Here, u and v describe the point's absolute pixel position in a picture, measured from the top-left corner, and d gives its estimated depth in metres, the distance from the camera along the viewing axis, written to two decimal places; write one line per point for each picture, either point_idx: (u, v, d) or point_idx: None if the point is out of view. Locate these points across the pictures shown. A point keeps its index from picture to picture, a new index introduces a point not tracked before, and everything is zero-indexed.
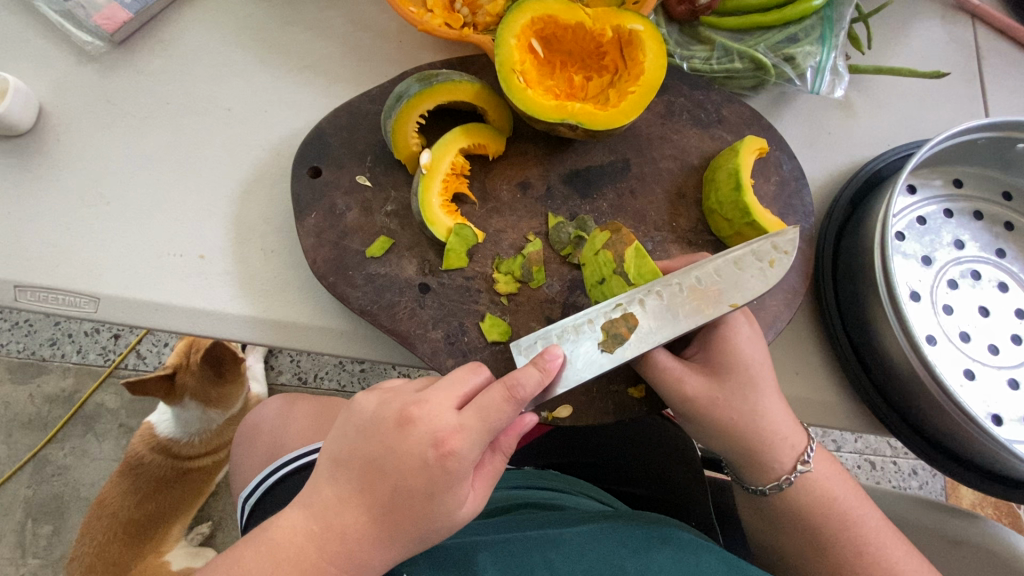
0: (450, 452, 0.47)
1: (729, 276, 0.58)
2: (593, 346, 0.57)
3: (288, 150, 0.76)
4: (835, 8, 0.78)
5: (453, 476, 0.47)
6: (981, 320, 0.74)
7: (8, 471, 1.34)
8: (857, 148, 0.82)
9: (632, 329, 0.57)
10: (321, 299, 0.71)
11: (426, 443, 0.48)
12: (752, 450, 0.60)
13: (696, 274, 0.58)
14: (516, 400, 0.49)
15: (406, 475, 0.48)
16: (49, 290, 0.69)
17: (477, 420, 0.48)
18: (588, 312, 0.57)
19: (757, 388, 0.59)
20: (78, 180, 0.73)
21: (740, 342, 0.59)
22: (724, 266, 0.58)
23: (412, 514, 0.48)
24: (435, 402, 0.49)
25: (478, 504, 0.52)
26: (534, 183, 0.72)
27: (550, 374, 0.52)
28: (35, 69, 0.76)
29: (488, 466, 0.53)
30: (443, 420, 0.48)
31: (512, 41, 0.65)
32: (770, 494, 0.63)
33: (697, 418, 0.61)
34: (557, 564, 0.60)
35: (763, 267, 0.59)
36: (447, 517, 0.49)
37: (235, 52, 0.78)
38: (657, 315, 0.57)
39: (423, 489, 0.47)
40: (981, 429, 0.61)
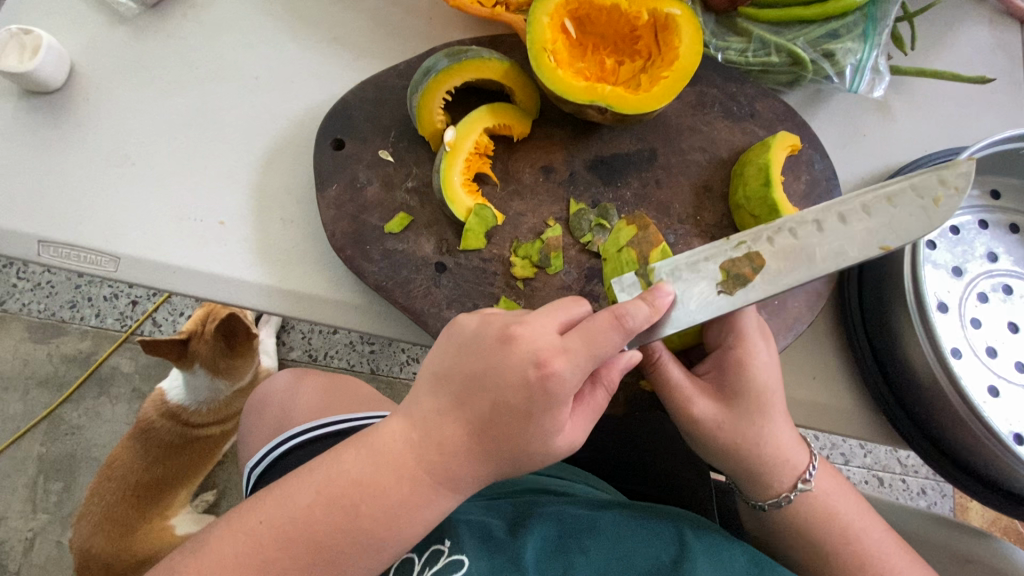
0: (553, 372, 0.47)
1: (877, 216, 0.56)
2: (710, 286, 0.56)
3: (312, 122, 0.75)
4: (881, 4, 0.75)
5: (553, 398, 0.47)
6: (1009, 336, 0.72)
7: (25, 426, 1.37)
8: (892, 152, 0.79)
9: (756, 270, 0.56)
10: (338, 272, 0.71)
11: (527, 362, 0.48)
12: (752, 471, 0.60)
13: (839, 210, 0.56)
14: (623, 328, 0.49)
15: (507, 393, 0.48)
16: (72, 247, 0.70)
17: (581, 343, 0.48)
18: (710, 249, 0.57)
19: (765, 414, 0.58)
20: (105, 140, 0.73)
21: (755, 367, 0.58)
22: (869, 203, 0.56)
23: (507, 435, 0.49)
24: (537, 324, 0.49)
25: (578, 434, 0.52)
26: (558, 167, 0.71)
27: (658, 311, 0.51)
28: (69, 28, 0.76)
29: (591, 400, 0.53)
30: (545, 339, 0.49)
31: (545, 20, 0.64)
32: (768, 510, 0.62)
33: (701, 439, 0.60)
34: (591, 551, 0.60)
35: (925, 206, 0.55)
36: (545, 442, 0.49)
37: (265, 20, 0.78)
38: (785, 255, 0.56)
39: (523, 407, 0.48)
40: (1002, 445, 0.60)
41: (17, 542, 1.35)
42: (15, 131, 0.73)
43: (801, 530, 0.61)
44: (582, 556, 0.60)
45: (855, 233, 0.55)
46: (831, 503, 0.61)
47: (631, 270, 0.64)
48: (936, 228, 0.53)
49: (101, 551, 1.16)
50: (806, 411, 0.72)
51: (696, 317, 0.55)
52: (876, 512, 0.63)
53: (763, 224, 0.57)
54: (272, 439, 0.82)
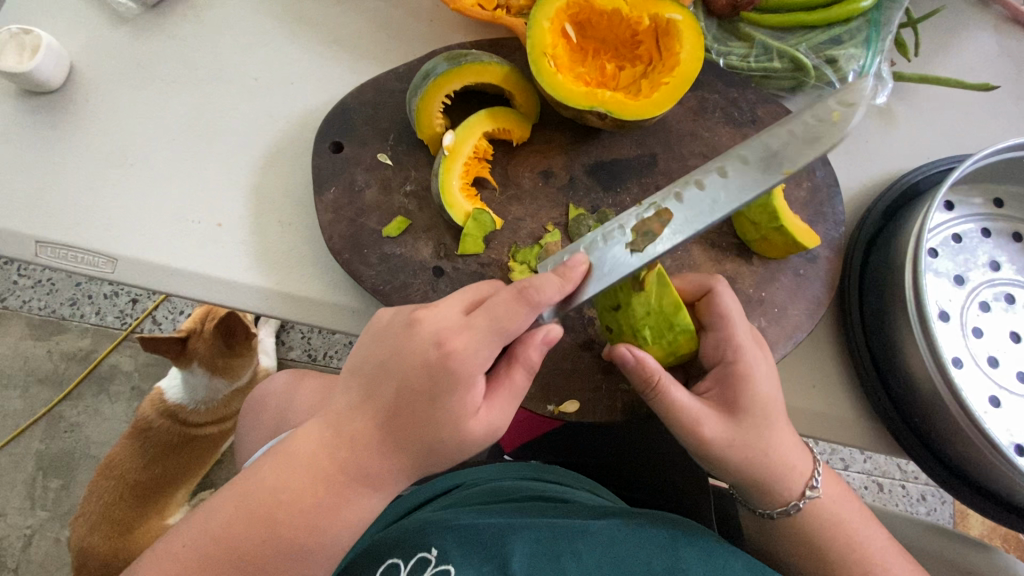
0: (452, 350, 0.47)
1: (780, 146, 0.52)
2: (623, 247, 0.55)
3: (311, 124, 0.75)
4: (885, 10, 0.75)
5: (454, 375, 0.47)
6: (1011, 346, 0.71)
7: (24, 424, 1.38)
8: (894, 159, 0.79)
9: (666, 223, 0.54)
10: (336, 275, 0.71)
11: (428, 342, 0.48)
12: (761, 481, 0.59)
13: (738, 151, 0.54)
14: (529, 300, 0.48)
15: (409, 376, 0.48)
16: (69, 248, 0.70)
17: (483, 320, 0.48)
18: (618, 215, 0.57)
19: (771, 424, 0.58)
20: (104, 140, 0.73)
21: (757, 381, 0.57)
22: (775, 135, 0.53)
23: (415, 420, 0.48)
24: (442, 307, 0.50)
25: (494, 418, 0.50)
26: (557, 172, 0.70)
27: (569, 279, 0.51)
28: (69, 27, 0.76)
29: (509, 381, 0.51)
30: (447, 318, 0.49)
31: (545, 24, 0.63)
32: (778, 518, 0.62)
33: (713, 458, 0.57)
34: (582, 555, 0.61)
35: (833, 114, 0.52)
36: (456, 426, 0.48)
37: (265, 21, 0.78)
38: (697, 204, 0.54)
39: (426, 388, 0.48)
40: (1004, 458, 0.59)
41: (16, 539, 1.35)
42: (15, 130, 0.73)
43: (801, 540, 0.61)
44: (573, 561, 0.60)
45: (752, 169, 0.52)
46: (831, 514, 0.61)
47: (622, 300, 0.60)
48: (840, 139, 0.49)
49: (99, 549, 1.16)
50: (805, 419, 0.72)
51: (610, 278, 0.53)
52: (874, 522, 0.62)
53: (671, 184, 0.57)
54: (269, 440, 0.81)
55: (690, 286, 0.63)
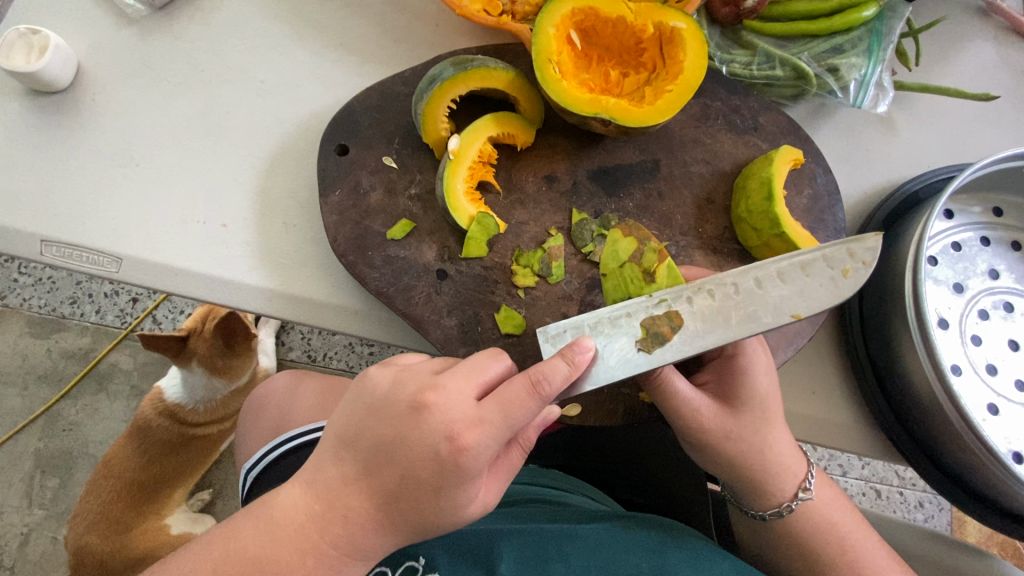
0: (463, 447, 0.45)
1: (792, 282, 0.52)
2: (630, 342, 0.52)
3: (316, 127, 0.76)
4: (886, 20, 0.76)
5: (465, 471, 0.46)
6: (1010, 354, 0.72)
7: (23, 421, 1.38)
8: (895, 167, 0.79)
9: (675, 329, 0.52)
10: (339, 276, 0.71)
11: (439, 436, 0.46)
12: (752, 479, 0.59)
13: (755, 274, 0.53)
14: (539, 396, 0.46)
15: (415, 465, 0.47)
16: (74, 248, 0.70)
17: (497, 414, 0.46)
18: (629, 307, 0.53)
19: (768, 420, 0.58)
20: (110, 140, 0.74)
21: (757, 375, 0.57)
22: (788, 269, 0.52)
23: (415, 504, 0.48)
24: (454, 388, 0.48)
25: (491, 498, 0.51)
26: (561, 177, 0.71)
27: (578, 369, 0.48)
28: (77, 28, 0.77)
29: (506, 460, 0.52)
30: (460, 409, 0.47)
31: (550, 31, 0.64)
32: (769, 520, 0.62)
33: (707, 448, 0.58)
34: (572, 558, 0.61)
35: (834, 276, 0.51)
36: (455, 513, 0.48)
37: (271, 24, 0.78)
38: (705, 316, 0.52)
39: (432, 480, 0.46)
40: (1002, 465, 0.59)
41: (13, 538, 1.35)
42: (21, 130, 0.73)
43: (800, 544, 0.61)
44: (562, 563, 0.60)
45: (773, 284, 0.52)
46: (826, 518, 0.61)
47: (635, 291, 0.61)
48: (844, 299, 0.50)
49: (97, 548, 1.17)
50: (804, 425, 0.72)
51: (616, 373, 0.51)
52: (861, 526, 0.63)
53: (685, 283, 0.54)
54: (269, 441, 0.82)
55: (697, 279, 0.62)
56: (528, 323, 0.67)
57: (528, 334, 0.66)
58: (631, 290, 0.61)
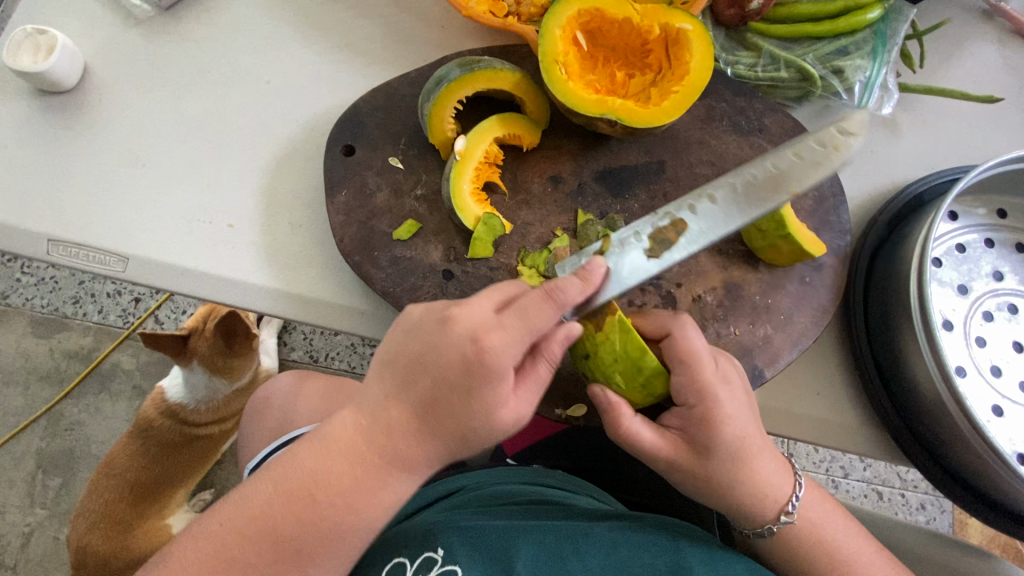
0: (487, 346, 0.46)
1: (780, 172, 0.63)
2: (640, 254, 0.61)
3: (322, 127, 0.76)
4: (891, 22, 0.77)
5: (490, 370, 0.46)
6: (1014, 356, 0.72)
7: (25, 421, 1.38)
8: (899, 169, 0.79)
9: (679, 234, 0.62)
10: (345, 277, 0.71)
11: (462, 339, 0.47)
12: (733, 512, 0.60)
13: (745, 176, 0.64)
14: (556, 301, 0.49)
15: (443, 370, 0.48)
16: (81, 247, 0.70)
17: (516, 321, 0.48)
18: (635, 226, 0.63)
19: (741, 461, 0.57)
20: (117, 140, 0.74)
21: (722, 424, 0.55)
22: (783, 158, 0.64)
23: (449, 410, 0.48)
24: (473, 305, 0.49)
25: (522, 409, 0.49)
26: (566, 178, 0.71)
27: (591, 283, 0.53)
28: (83, 29, 0.77)
29: (535, 372, 0.50)
30: (480, 317, 0.49)
31: (557, 32, 0.64)
32: (758, 536, 0.63)
33: (681, 485, 0.60)
34: (587, 556, 0.62)
35: (822, 155, 0.63)
36: (487, 414, 0.47)
37: (277, 25, 0.79)
38: (707, 216, 0.62)
39: (460, 381, 0.47)
40: (1006, 466, 0.59)
41: (15, 537, 1.35)
42: (27, 130, 0.73)
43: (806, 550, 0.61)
44: (578, 561, 0.61)
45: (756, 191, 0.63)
46: (832, 520, 0.61)
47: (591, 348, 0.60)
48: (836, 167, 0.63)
49: (99, 547, 1.17)
50: (808, 426, 0.72)
51: (628, 282, 0.59)
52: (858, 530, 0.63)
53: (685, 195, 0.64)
54: (273, 441, 0.82)
55: (652, 325, 0.61)
56: None
57: None
58: (588, 350, 0.60)
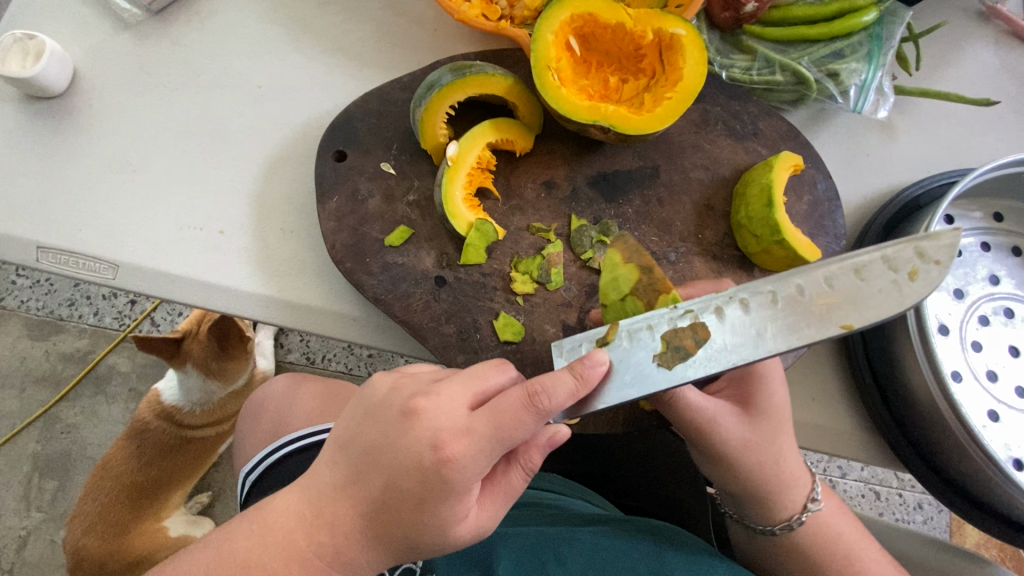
0: (448, 457, 0.44)
1: (845, 289, 0.47)
2: (648, 357, 0.51)
3: (314, 132, 0.75)
4: (887, 26, 0.77)
5: (450, 485, 0.44)
6: (1010, 361, 0.72)
7: (20, 424, 1.37)
8: (895, 172, 0.79)
9: (699, 343, 0.50)
10: (337, 283, 0.70)
11: (425, 443, 0.45)
12: (766, 492, 0.59)
13: (798, 281, 0.49)
14: (536, 409, 0.45)
15: (401, 472, 0.45)
16: (70, 254, 0.70)
17: (487, 425, 0.45)
18: (650, 317, 0.53)
19: (783, 428, 0.58)
20: (107, 146, 0.73)
21: (774, 382, 0.58)
22: (837, 277, 0.48)
23: (401, 522, 0.47)
24: (446, 396, 0.47)
25: (483, 523, 0.49)
26: (559, 183, 0.71)
27: (585, 386, 0.47)
28: (73, 32, 0.76)
29: (504, 480, 0.50)
30: (450, 418, 0.46)
31: (549, 37, 0.63)
32: (780, 534, 0.61)
33: (725, 461, 0.58)
34: (568, 560, 0.61)
35: (898, 280, 0.46)
36: (441, 533, 0.47)
37: (268, 28, 0.78)
38: (738, 328, 0.50)
39: (416, 491, 0.45)
40: (1000, 472, 0.59)
41: (11, 540, 1.35)
42: (18, 134, 0.73)
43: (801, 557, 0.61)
44: (558, 564, 0.61)
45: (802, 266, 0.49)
46: (827, 529, 0.61)
47: None
48: (907, 306, 0.45)
49: (92, 552, 1.17)
50: (804, 432, 0.72)
51: (629, 388, 0.50)
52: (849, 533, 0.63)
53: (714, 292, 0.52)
54: (267, 446, 0.81)
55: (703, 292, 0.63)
56: (527, 330, 0.66)
57: (527, 341, 0.66)
58: None
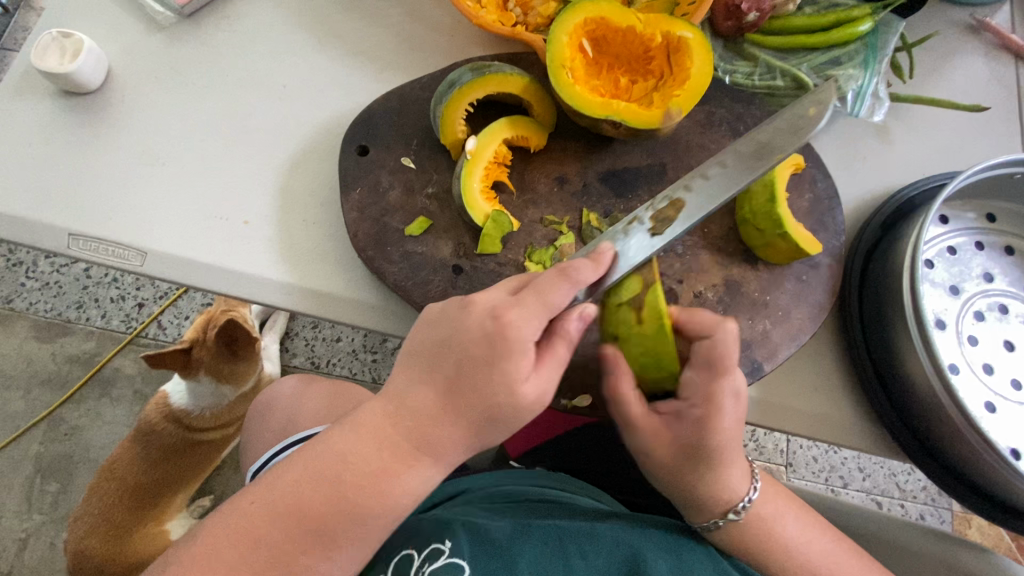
0: (509, 320, 0.49)
1: (768, 150, 0.64)
2: (643, 233, 0.62)
3: (335, 128, 0.79)
4: (881, 35, 0.81)
5: (509, 343, 0.48)
6: (1005, 354, 0.74)
7: (25, 425, 1.38)
8: (892, 174, 0.82)
9: (677, 211, 0.63)
10: (357, 273, 0.73)
11: (483, 317, 0.50)
12: (684, 501, 0.61)
13: (724, 160, 0.65)
14: (569, 279, 0.52)
15: (468, 347, 0.50)
16: (101, 241, 0.72)
17: (533, 296, 0.50)
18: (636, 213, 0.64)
19: (712, 466, 0.57)
20: (136, 140, 0.76)
21: (714, 428, 0.55)
22: (760, 165, 0.64)
23: (473, 388, 0.49)
24: (489, 292, 0.53)
25: (541, 385, 0.50)
26: (571, 178, 0.74)
27: (602, 266, 0.55)
28: (105, 34, 0.80)
29: (554, 352, 0.51)
30: (498, 296, 0.52)
31: (564, 38, 0.67)
32: (699, 531, 0.64)
33: (644, 462, 0.61)
34: (591, 556, 0.63)
35: (788, 161, 0.63)
36: (507, 391, 0.49)
37: (293, 32, 0.82)
38: (702, 203, 0.63)
39: (482, 355, 0.49)
40: (1000, 459, 0.61)
41: (11, 543, 1.34)
42: (48, 130, 0.76)
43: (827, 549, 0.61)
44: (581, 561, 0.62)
45: (728, 180, 0.63)
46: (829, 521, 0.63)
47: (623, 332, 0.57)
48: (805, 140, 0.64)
49: (95, 552, 1.17)
50: (806, 421, 0.74)
51: (635, 259, 0.59)
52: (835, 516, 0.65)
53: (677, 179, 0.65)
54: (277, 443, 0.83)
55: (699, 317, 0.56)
56: None
57: None
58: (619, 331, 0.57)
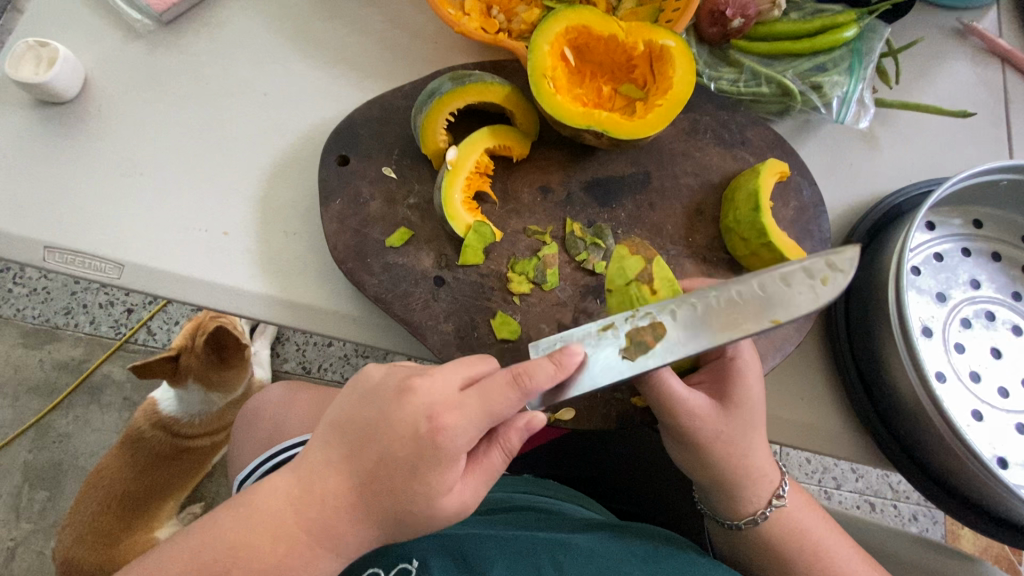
0: (442, 426, 0.47)
1: (769, 293, 0.48)
2: (615, 351, 0.53)
3: (317, 137, 0.78)
4: (866, 42, 0.81)
5: (442, 451, 0.47)
6: (992, 362, 0.74)
7: (12, 433, 1.37)
8: (879, 181, 0.82)
9: (658, 339, 0.51)
10: (338, 285, 0.72)
11: (420, 415, 0.48)
12: (733, 484, 0.61)
13: (736, 286, 0.48)
14: (520, 388, 0.48)
15: (397, 445, 0.48)
16: (77, 254, 0.71)
17: (477, 401, 0.48)
18: (617, 318, 0.53)
19: (755, 428, 0.60)
20: (113, 150, 0.75)
21: (750, 381, 0.60)
22: (768, 282, 0.48)
23: (390, 488, 0.49)
24: (440, 377, 0.50)
25: (470, 497, 0.51)
26: (555, 187, 0.73)
27: (564, 371, 0.49)
28: (83, 42, 0.79)
29: (486, 461, 0.52)
30: (443, 392, 0.49)
31: (545, 47, 0.66)
32: (744, 529, 0.63)
33: (690, 449, 0.60)
34: (565, 564, 0.61)
35: (814, 284, 0.47)
36: (429, 502, 0.48)
37: (273, 39, 0.81)
38: (692, 327, 0.50)
39: (409, 460, 0.48)
40: (987, 470, 0.61)
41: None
42: (25, 140, 0.75)
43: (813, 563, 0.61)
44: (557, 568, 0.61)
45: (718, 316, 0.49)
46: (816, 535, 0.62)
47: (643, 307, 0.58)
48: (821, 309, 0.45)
49: (83, 561, 1.15)
50: (793, 431, 0.74)
51: (598, 382, 0.51)
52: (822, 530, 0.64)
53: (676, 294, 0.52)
54: (263, 452, 0.83)
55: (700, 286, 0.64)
56: (524, 329, 0.68)
57: (524, 340, 0.68)
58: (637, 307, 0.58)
